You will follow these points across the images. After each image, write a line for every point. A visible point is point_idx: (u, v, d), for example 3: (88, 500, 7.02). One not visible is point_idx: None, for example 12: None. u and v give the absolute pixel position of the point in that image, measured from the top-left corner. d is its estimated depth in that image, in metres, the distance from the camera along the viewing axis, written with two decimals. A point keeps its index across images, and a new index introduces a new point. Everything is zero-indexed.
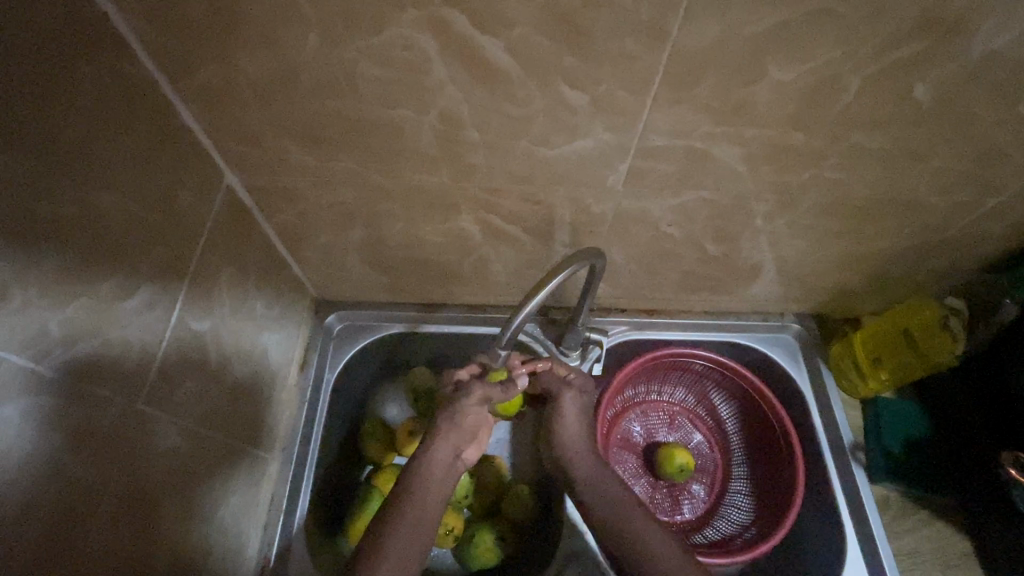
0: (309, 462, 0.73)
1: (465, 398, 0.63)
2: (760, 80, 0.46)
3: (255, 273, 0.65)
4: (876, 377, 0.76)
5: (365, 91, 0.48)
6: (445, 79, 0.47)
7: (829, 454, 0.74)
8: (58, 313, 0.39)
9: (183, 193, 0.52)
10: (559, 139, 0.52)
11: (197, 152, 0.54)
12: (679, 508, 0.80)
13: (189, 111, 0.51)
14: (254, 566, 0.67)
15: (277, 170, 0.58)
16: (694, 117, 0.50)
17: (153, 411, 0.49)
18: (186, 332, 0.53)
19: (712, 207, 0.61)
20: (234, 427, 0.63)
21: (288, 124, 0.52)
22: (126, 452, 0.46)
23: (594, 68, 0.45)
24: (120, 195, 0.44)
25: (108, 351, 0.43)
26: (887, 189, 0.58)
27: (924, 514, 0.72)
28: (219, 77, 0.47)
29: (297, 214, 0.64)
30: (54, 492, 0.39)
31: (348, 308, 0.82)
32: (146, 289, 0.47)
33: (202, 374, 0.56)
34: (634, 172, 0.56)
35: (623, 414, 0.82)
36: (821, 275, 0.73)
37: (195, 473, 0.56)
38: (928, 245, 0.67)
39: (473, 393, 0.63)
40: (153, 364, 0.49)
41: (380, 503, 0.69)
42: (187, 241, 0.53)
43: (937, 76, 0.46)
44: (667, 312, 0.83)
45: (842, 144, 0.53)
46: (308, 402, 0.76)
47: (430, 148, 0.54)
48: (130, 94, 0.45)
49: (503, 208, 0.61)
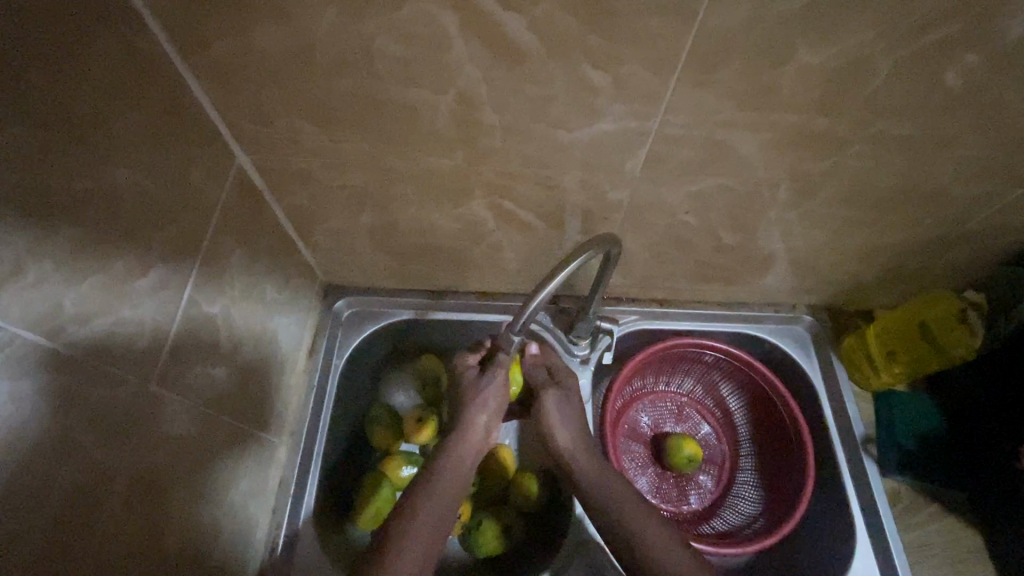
0: (317, 446, 0.73)
1: (488, 381, 0.63)
2: (788, 61, 0.45)
3: (265, 256, 0.65)
4: (889, 370, 0.75)
5: (382, 70, 0.47)
6: (464, 57, 0.46)
7: (839, 447, 0.74)
8: (72, 289, 0.38)
9: (196, 173, 0.51)
10: (578, 122, 0.51)
11: (210, 131, 0.53)
12: (686, 498, 0.80)
13: (202, 89, 0.50)
14: (264, 549, 0.67)
15: (290, 150, 0.57)
16: (719, 100, 0.48)
17: (164, 392, 0.49)
18: (198, 313, 0.53)
19: (730, 195, 0.60)
20: (244, 410, 0.63)
21: (303, 103, 0.51)
22: (139, 432, 0.46)
23: (618, 47, 0.44)
24: (136, 174, 0.43)
25: (120, 331, 0.43)
26: (909, 179, 0.57)
27: (934, 508, 0.71)
28: (233, 54, 0.47)
29: (309, 196, 0.64)
30: (68, 470, 0.39)
31: (355, 294, 0.82)
32: (159, 267, 0.47)
33: (212, 356, 0.56)
34: (653, 157, 0.55)
35: (631, 404, 0.82)
36: (838, 266, 0.72)
37: (206, 456, 0.56)
38: (946, 238, 0.66)
39: (496, 374, 0.62)
40: (165, 344, 0.48)
41: (391, 489, 0.69)
42: (199, 221, 0.52)
43: (971, 61, 0.45)
44: (678, 302, 0.82)
45: (868, 131, 0.52)
46: (317, 386, 0.75)
47: (446, 130, 0.53)
48: (144, 69, 0.44)
49: (516, 192, 0.61)
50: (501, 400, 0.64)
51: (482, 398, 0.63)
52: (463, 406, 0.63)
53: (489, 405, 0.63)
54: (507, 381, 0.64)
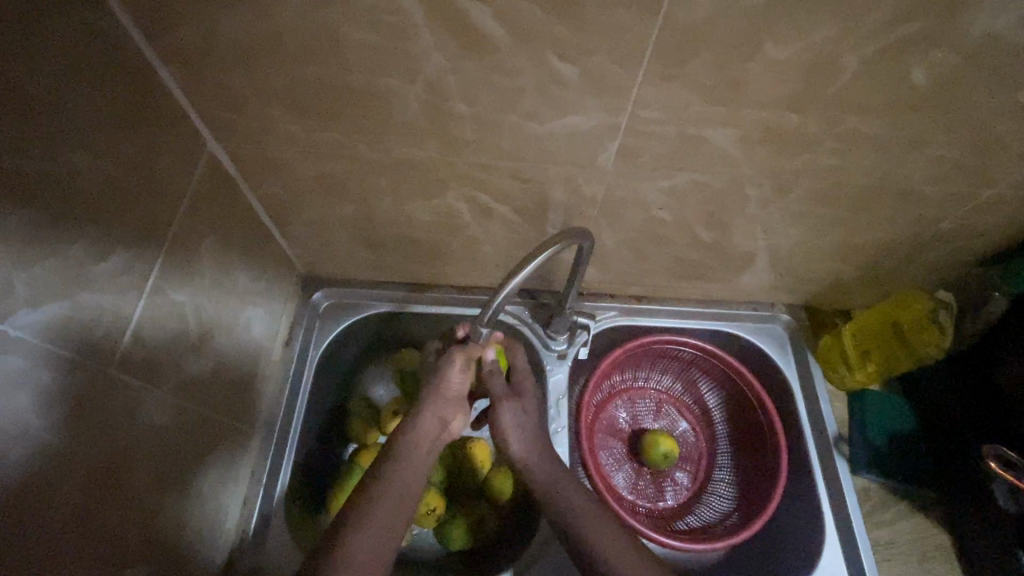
0: (292, 435, 0.73)
1: (448, 369, 0.63)
2: (755, 55, 0.45)
3: (239, 244, 0.64)
4: (863, 369, 0.76)
5: (350, 58, 0.47)
6: (431, 46, 0.45)
7: (812, 445, 0.74)
8: (27, 271, 0.38)
9: (163, 158, 0.51)
10: (549, 114, 0.51)
11: (179, 117, 0.53)
12: (661, 495, 0.80)
13: (170, 74, 0.50)
14: (234, 538, 0.67)
15: (262, 137, 0.56)
16: (687, 94, 0.48)
17: (127, 378, 0.49)
18: (163, 299, 0.52)
19: (704, 191, 0.60)
20: (216, 399, 0.63)
21: (272, 89, 0.50)
22: (99, 418, 0.45)
23: (585, 38, 0.44)
24: (97, 157, 0.43)
25: (79, 314, 0.42)
26: (881, 178, 0.58)
27: (904, 506, 0.72)
28: (199, 39, 0.46)
29: (283, 185, 0.63)
30: (21, 452, 0.38)
31: (334, 286, 0.81)
32: (123, 251, 0.46)
33: (181, 343, 0.56)
34: (625, 152, 0.55)
35: (610, 400, 0.82)
36: (813, 264, 0.73)
37: (172, 444, 0.56)
38: (918, 238, 0.67)
39: (455, 361, 0.62)
40: (128, 330, 0.48)
41: (360, 476, 0.70)
42: (166, 207, 0.52)
43: (937, 59, 0.45)
44: (657, 298, 0.82)
45: (837, 129, 0.52)
46: (293, 376, 0.75)
47: (416, 119, 0.53)
48: (106, 50, 0.43)
49: (490, 185, 0.60)
50: (460, 390, 0.64)
51: (442, 385, 0.63)
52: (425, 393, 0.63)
53: (448, 393, 0.63)
54: (467, 369, 0.63)
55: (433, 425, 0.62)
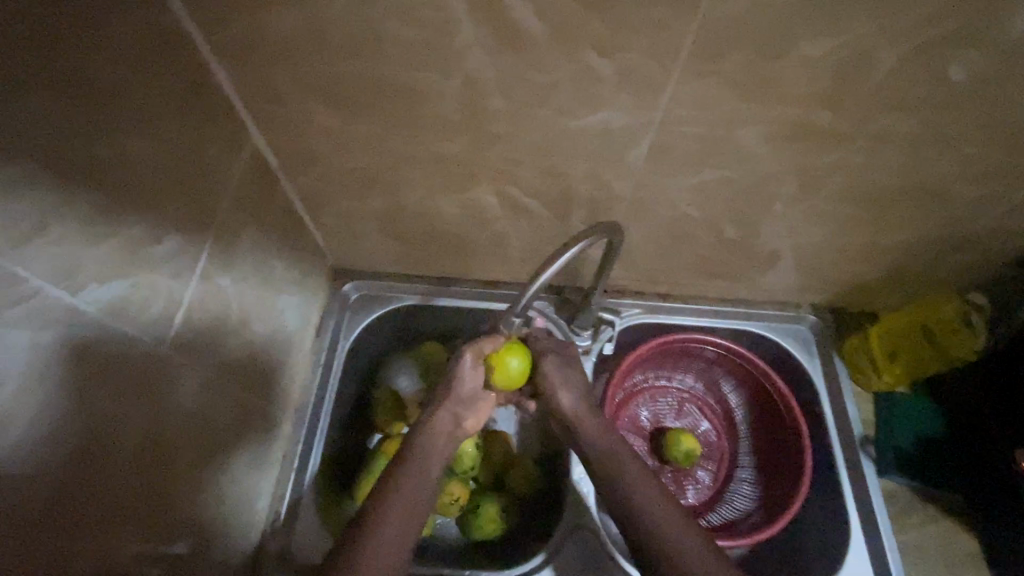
0: (321, 422, 0.75)
1: (457, 364, 0.63)
2: (790, 53, 0.46)
3: (276, 234, 0.66)
4: (890, 371, 0.76)
5: (393, 53, 0.49)
6: (471, 41, 0.47)
7: (838, 446, 0.74)
8: (93, 249, 0.41)
9: (212, 148, 0.53)
10: (583, 109, 0.52)
11: (228, 110, 0.55)
12: (683, 492, 0.80)
13: (220, 68, 0.52)
14: (266, 518, 0.69)
15: (303, 131, 0.59)
16: (720, 92, 0.49)
17: (175, 355, 0.51)
18: (209, 283, 0.55)
19: (732, 187, 0.60)
20: (252, 382, 0.65)
21: (316, 83, 0.53)
22: (149, 393, 0.48)
23: (621, 35, 0.45)
24: (155, 144, 0.45)
25: (137, 293, 0.45)
26: (913, 177, 0.57)
27: (930, 510, 0.71)
28: (250, 35, 0.48)
29: (319, 177, 0.66)
30: (82, 420, 0.41)
31: (363, 278, 0.83)
32: (174, 236, 0.49)
33: (222, 327, 0.58)
34: (656, 148, 0.56)
35: (632, 398, 0.82)
36: (840, 265, 0.72)
37: (210, 422, 0.58)
38: (950, 238, 0.66)
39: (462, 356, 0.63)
40: (178, 311, 0.50)
41: (385, 463, 0.71)
42: (214, 196, 0.54)
43: (974, 57, 0.45)
44: (682, 297, 0.83)
45: (870, 127, 0.52)
46: (323, 365, 0.77)
47: (453, 114, 0.54)
48: (165, 44, 0.46)
49: (522, 180, 0.62)
50: (473, 389, 0.64)
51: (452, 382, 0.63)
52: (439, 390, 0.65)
53: (458, 392, 0.63)
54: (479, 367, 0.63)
55: (444, 424, 0.63)
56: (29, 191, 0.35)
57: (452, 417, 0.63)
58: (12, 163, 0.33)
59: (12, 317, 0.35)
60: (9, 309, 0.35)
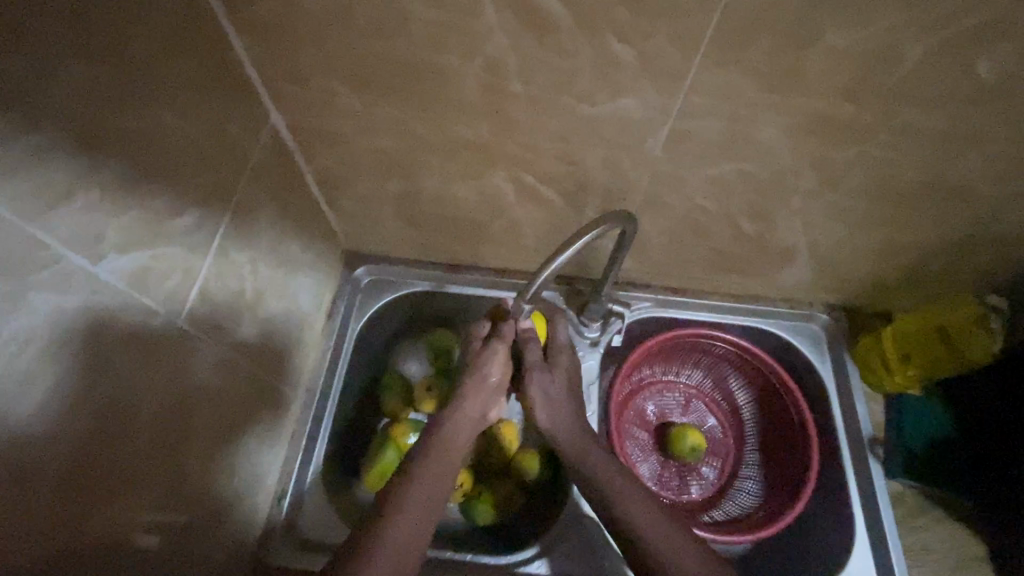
0: (330, 404, 0.76)
1: (489, 355, 0.62)
2: (815, 43, 0.45)
3: (293, 214, 0.67)
4: (904, 373, 0.74)
5: (414, 34, 0.49)
6: (493, 25, 0.47)
7: (846, 447, 0.73)
8: (116, 220, 0.41)
9: (233, 125, 0.54)
10: (602, 96, 0.52)
11: (249, 89, 0.56)
12: (687, 488, 0.80)
13: (243, 46, 0.52)
14: (273, 496, 0.70)
15: (322, 112, 0.59)
16: (741, 81, 0.49)
17: (192, 331, 0.52)
18: (225, 260, 0.55)
19: (749, 180, 0.60)
20: (265, 361, 0.66)
21: (337, 64, 0.53)
22: (166, 365, 0.49)
23: (645, 21, 0.45)
24: (177, 120, 0.46)
25: (157, 265, 0.46)
26: (935, 174, 0.57)
27: (938, 513, 0.71)
28: (274, 13, 0.49)
29: (336, 159, 0.66)
30: (102, 388, 0.42)
31: (374, 263, 0.84)
32: (194, 211, 0.50)
33: (237, 304, 0.59)
34: (674, 138, 0.56)
35: (638, 391, 0.82)
36: (856, 263, 0.72)
37: (224, 398, 0.59)
38: (971, 238, 0.65)
39: (495, 349, 0.62)
40: (194, 286, 0.51)
41: (398, 454, 0.72)
42: (233, 173, 0.55)
43: (1004, 51, 0.44)
44: (693, 292, 0.82)
45: (894, 121, 0.51)
46: (333, 347, 0.78)
47: (472, 98, 0.54)
48: (190, 20, 0.46)
49: (537, 167, 0.62)
50: (501, 379, 0.63)
51: (483, 372, 0.62)
52: (466, 378, 0.62)
53: (489, 381, 0.62)
54: (508, 360, 0.63)
55: (475, 413, 0.62)
56: (54, 159, 0.35)
57: (484, 407, 0.62)
58: (40, 130, 0.34)
59: (35, 282, 0.36)
60: (34, 273, 0.36)
